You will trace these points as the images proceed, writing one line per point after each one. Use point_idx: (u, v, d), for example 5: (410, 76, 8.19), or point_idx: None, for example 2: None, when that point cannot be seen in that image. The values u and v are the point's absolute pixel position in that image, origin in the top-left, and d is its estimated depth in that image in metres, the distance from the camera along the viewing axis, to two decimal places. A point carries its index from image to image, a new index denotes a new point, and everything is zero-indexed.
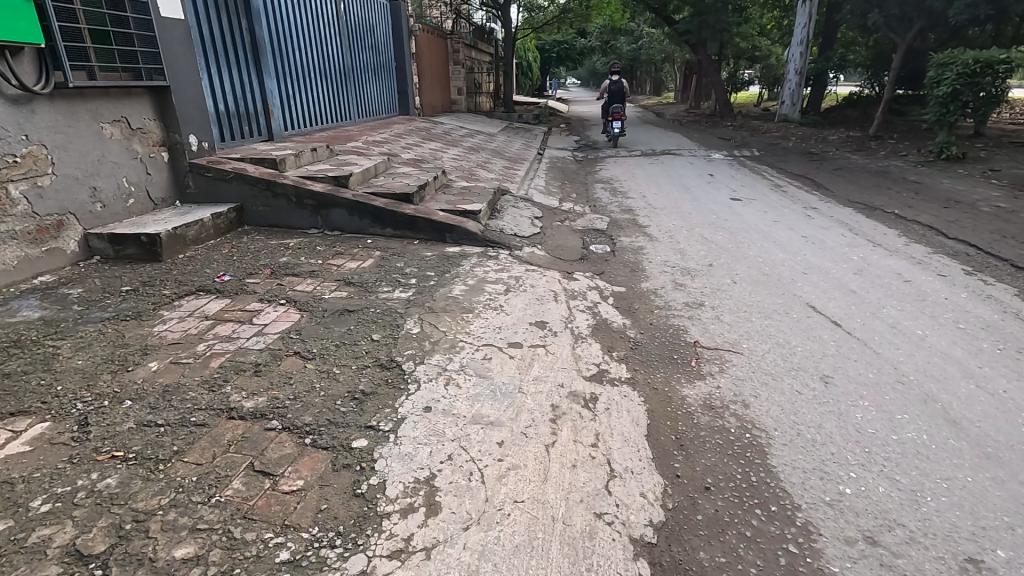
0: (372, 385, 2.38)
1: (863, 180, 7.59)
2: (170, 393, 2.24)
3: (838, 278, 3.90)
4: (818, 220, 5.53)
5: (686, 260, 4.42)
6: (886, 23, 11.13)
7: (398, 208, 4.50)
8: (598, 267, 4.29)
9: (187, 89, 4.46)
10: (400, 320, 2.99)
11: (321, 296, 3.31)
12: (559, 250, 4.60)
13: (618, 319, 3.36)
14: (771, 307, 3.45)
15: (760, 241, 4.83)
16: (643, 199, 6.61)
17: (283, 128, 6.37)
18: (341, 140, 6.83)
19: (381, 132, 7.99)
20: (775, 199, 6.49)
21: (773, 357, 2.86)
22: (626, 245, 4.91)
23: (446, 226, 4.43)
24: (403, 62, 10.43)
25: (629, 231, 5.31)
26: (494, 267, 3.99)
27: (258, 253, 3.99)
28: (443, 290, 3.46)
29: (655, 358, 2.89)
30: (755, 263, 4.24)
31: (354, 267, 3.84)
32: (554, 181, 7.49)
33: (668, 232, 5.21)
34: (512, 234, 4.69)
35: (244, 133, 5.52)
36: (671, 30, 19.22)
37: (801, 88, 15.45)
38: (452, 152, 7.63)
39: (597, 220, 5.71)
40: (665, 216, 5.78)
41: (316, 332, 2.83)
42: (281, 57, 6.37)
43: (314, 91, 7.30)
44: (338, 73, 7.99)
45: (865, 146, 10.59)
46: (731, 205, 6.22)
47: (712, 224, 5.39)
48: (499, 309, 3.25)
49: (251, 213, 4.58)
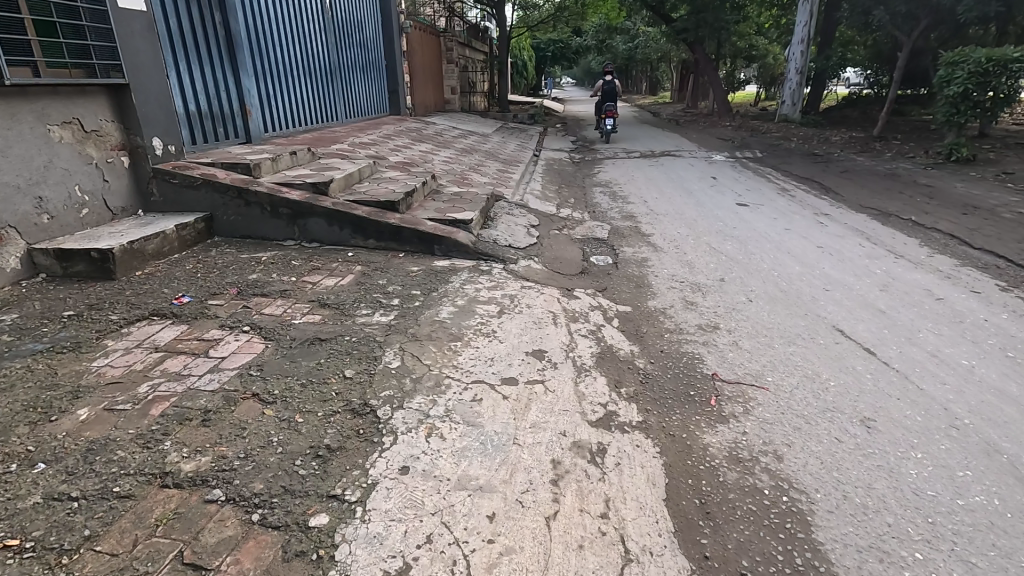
0: (340, 439, 2.01)
1: (873, 184, 7.27)
2: (93, 453, 1.86)
3: (863, 295, 3.56)
4: (832, 228, 5.19)
5: (696, 274, 4.07)
6: (891, 21, 10.83)
7: (382, 217, 4.13)
8: (600, 282, 3.94)
9: (150, 88, 4.07)
10: (379, 352, 2.63)
11: (291, 321, 2.94)
12: (557, 263, 4.22)
13: (625, 345, 3.01)
14: (794, 331, 3.10)
15: (774, 252, 4.49)
16: (645, 205, 6.26)
17: (263, 129, 5.99)
18: (326, 141, 6.45)
19: (369, 133, 7.61)
20: (784, 204, 6.15)
21: (802, 394, 2.51)
22: (629, 256, 4.56)
23: (434, 237, 4.06)
24: (393, 61, 10.05)
25: (631, 240, 4.96)
26: (486, 284, 3.63)
27: (225, 269, 3.61)
28: (429, 313, 3.10)
29: (668, 394, 2.54)
30: (771, 279, 3.90)
31: (332, 285, 3.47)
32: (551, 185, 7.14)
33: (674, 242, 4.86)
34: (506, 245, 4.33)
35: (219, 135, 5.14)
36: (668, 29, 18.89)
37: (801, 88, 15.16)
38: (444, 154, 7.25)
39: (597, 228, 5.35)
40: (669, 224, 5.43)
41: (281, 368, 2.46)
42: (260, 53, 5.99)
43: (298, 89, 6.91)
44: (324, 71, 7.61)
45: (870, 147, 10.29)
46: (738, 211, 5.88)
47: (721, 233, 5.04)
48: (490, 335, 2.89)
49: (221, 223, 4.19)
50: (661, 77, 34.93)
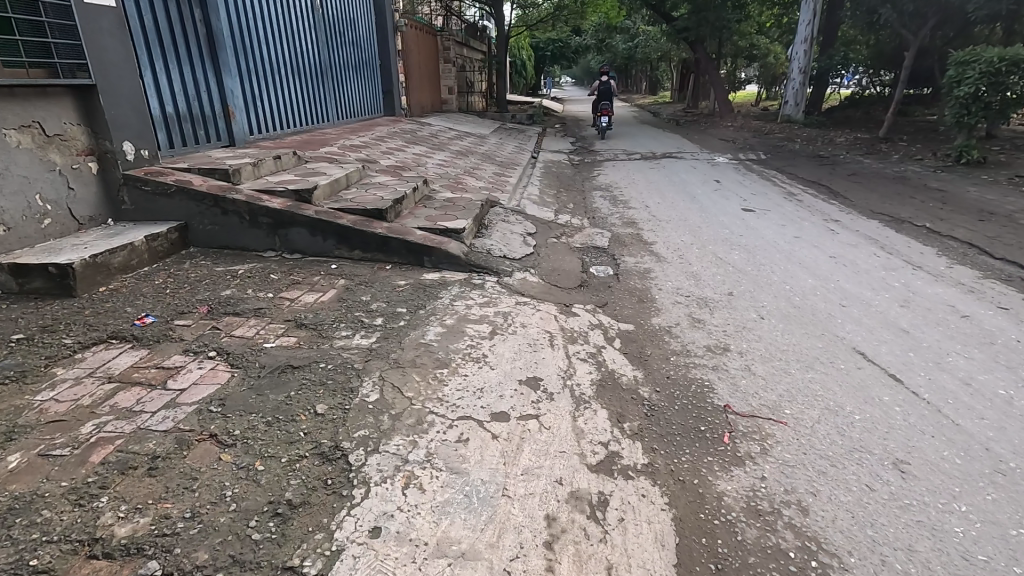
0: (304, 492, 1.76)
1: (883, 187, 7.03)
2: (14, 514, 1.61)
3: (882, 312, 3.31)
4: (843, 236, 4.95)
5: (702, 287, 3.82)
6: (897, 20, 10.57)
7: (368, 226, 3.89)
8: (600, 296, 3.69)
9: (122, 89, 3.82)
10: (356, 382, 2.38)
11: (262, 344, 2.69)
12: (555, 276, 3.96)
13: (627, 370, 2.76)
14: (811, 354, 2.85)
15: (783, 262, 4.24)
16: (647, 210, 6.01)
17: (248, 131, 5.74)
18: (315, 144, 6.20)
19: (361, 135, 7.35)
20: (792, 210, 5.91)
21: (826, 430, 2.26)
22: (631, 267, 4.31)
23: (423, 248, 3.82)
24: (387, 60, 9.80)
25: (633, 249, 4.71)
26: (478, 299, 3.39)
27: (197, 284, 3.35)
28: (414, 334, 2.85)
29: (675, 430, 2.29)
30: (782, 293, 3.65)
31: (312, 302, 3.22)
32: (549, 189, 6.88)
33: (677, 251, 4.61)
34: (501, 256, 4.08)
35: (199, 139, 4.90)
36: (668, 28, 18.64)
37: (804, 88, 14.91)
38: (438, 157, 7.00)
39: (597, 236, 5.11)
40: (673, 231, 5.19)
41: (245, 401, 2.20)
42: (246, 53, 5.75)
43: (287, 89, 6.67)
44: (315, 71, 7.37)
45: (876, 149, 10.05)
46: (745, 217, 5.63)
47: (727, 241, 4.79)
48: (481, 361, 2.64)
49: (197, 233, 3.94)
50: (661, 76, 34.68)
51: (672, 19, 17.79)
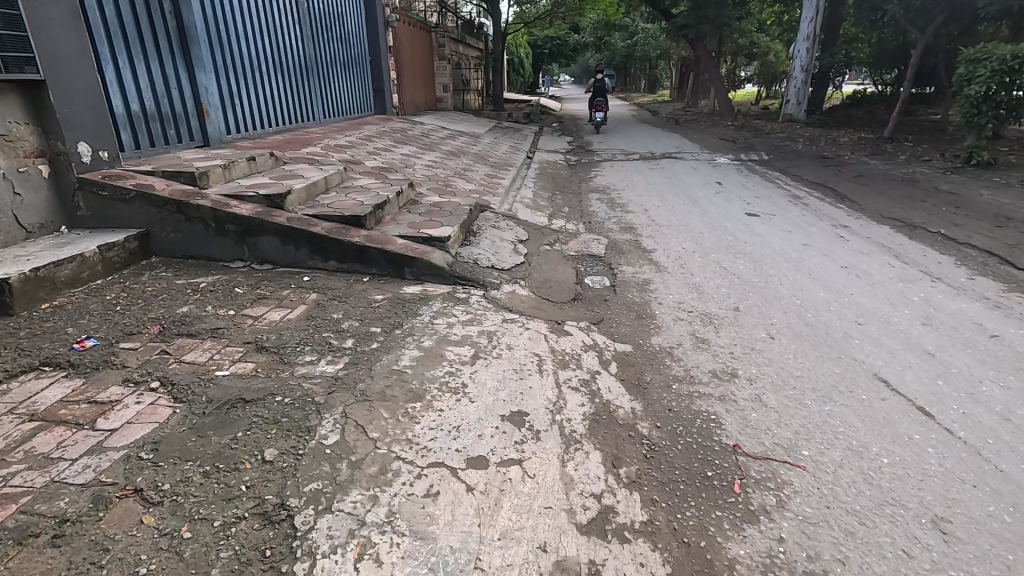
0: (235, 570, 1.47)
1: (891, 190, 6.75)
2: None
3: (903, 332, 3.03)
4: (854, 243, 4.66)
5: (705, 302, 3.54)
6: (904, 16, 10.27)
7: (344, 235, 3.59)
8: (595, 312, 3.40)
9: (78, 85, 3.51)
10: (314, 420, 2.08)
11: (214, 372, 2.39)
12: (546, 288, 3.66)
13: (624, 400, 2.47)
14: (828, 381, 2.57)
15: (792, 272, 3.96)
16: (646, 214, 5.73)
17: (225, 130, 5.44)
18: (296, 144, 5.90)
19: (348, 134, 7.05)
20: (798, 215, 5.63)
21: (850, 477, 1.97)
22: (629, 278, 4.03)
23: (404, 259, 3.53)
24: (378, 58, 9.50)
25: (631, 258, 4.42)
26: (462, 316, 3.09)
27: (152, 300, 3.05)
28: (387, 360, 2.56)
29: (678, 476, 2.01)
30: (793, 309, 3.36)
31: (277, 320, 2.93)
32: (544, 192, 6.59)
33: (679, 260, 4.33)
34: (489, 266, 3.79)
35: (169, 139, 4.60)
36: (668, 25, 18.33)
37: (806, 86, 14.63)
38: (428, 158, 6.70)
39: (593, 242, 4.82)
40: (674, 237, 4.90)
41: (182, 445, 1.91)
42: (224, 48, 5.46)
43: (269, 86, 6.36)
44: (300, 67, 7.06)
45: (881, 149, 9.77)
46: (749, 222, 5.34)
47: (731, 249, 4.51)
48: (459, 392, 2.35)
49: (159, 242, 3.64)
50: (660, 75, 34.37)
51: (672, 16, 17.47)
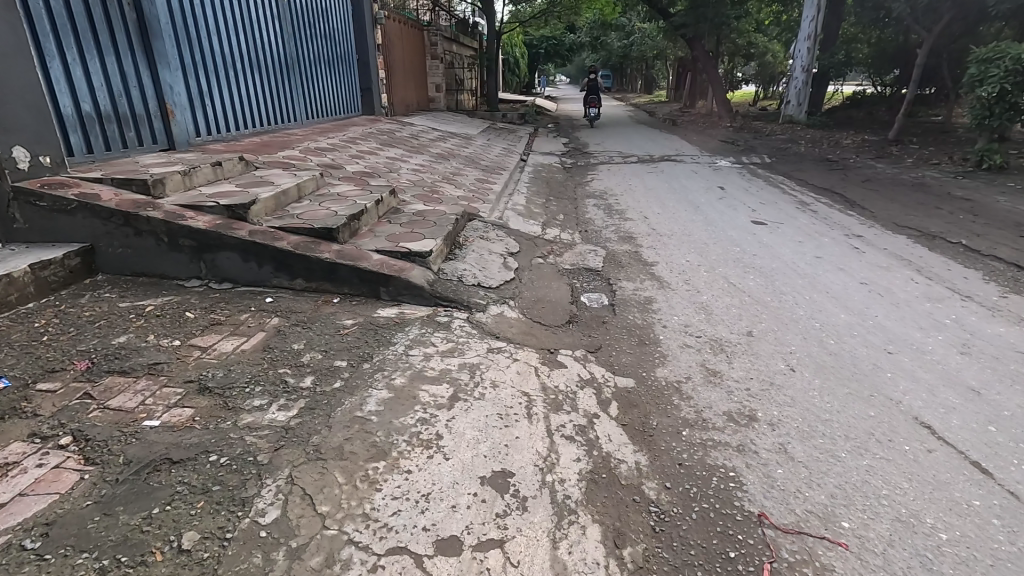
0: None
1: (903, 196, 6.43)
2: None
3: (942, 363, 2.68)
4: (871, 256, 4.32)
5: (714, 325, 3.18)
6: (910, 15, 9.96)
7: (312, 251, 3.22)
8: (592, 336, 3.05)
9: (16, 81, 3.12)
10: (251, 490, 1.71)
11: (142, 422, 2.02)
12: (538, 309, 3.30)
13: (627, 451, 2.11)
14: (862, 427, 2.22)
15: (807, 290, 3.62)
16: (646, 223, 5.37)
17: (194, 133, 5.06)
18: (273, 147, 5.52)
19: (331, 136, 6.67)
20: (807, 223, 5.28)
21: (904, 562, 1.62)
22: (629, 295, 3.68)
23: (380, 278, 3.16)
24: (366, 56, 9.12)
25: (631, 272, 4.08)
26: (442, 346, 2.73)
27: (87, 327, 2.67)
28: (351, 403, 2.20)
29: (694, 557, 1.65)
30: (812, 335, 3.02)
31: (228, 353, 2.55)
32: (537, 197, 6.22)
33: (683, 275, 3.98)
34: (475, 284, 3.42)
35: (127, 142, 4.22)
36: (665, 24, 17.99)
37: (807, 87, 14.34)
38: (414, 162, 6.32)
39: (589, 254, 4.47)
40: (676, 249, 4.55)
41: (80, 529, 1.53)
42: (193, 44, 5.08)
43: (245, 85, 5.97)
44: (280, 64, 6.67)
45: (887, 152, 9.45)
46: (756, 232, 5.00)
47: (739, 263, 4.16)
48: (431, 447, 1.98)
49: (106, 257, 3.26)
50: (657, 75, 34.07)
51: (670, 15, 17.15)
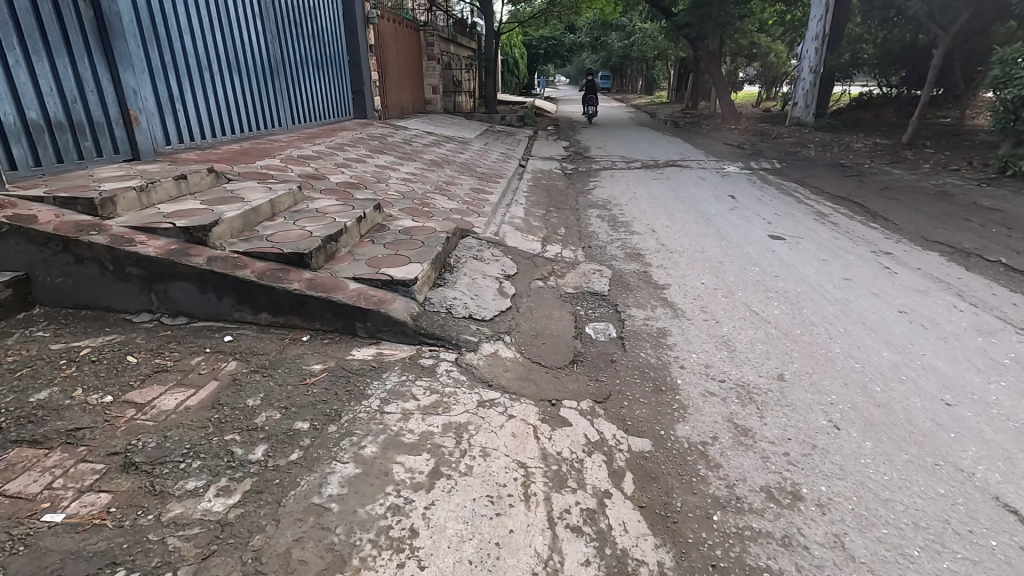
0: None
1: (927, 206, 6.03)
2: None
3: (1014, 420, 2.27)
4: (905, 277, 3.92)
5: (738, 367, 2.78)
6: (925, 15, 9.55)
7: (279, 281, 2.81)
8: (600, 381, 2.65)
9: None
10: None
11: (41, 516, 1.61)
12: (536, 347, 2.89)
13: (648, 548, 1.71)
14: (933, 513, 1.82)
15: (840, 321, 3.22)
16: (655, 237, 4.97)
17: (163, 140, 4.66)
18: (251, 155, 5.12)
19: (317, 143, 6.27)
20: (829, 238, 4.88)
21: None
22: (639, 326, 3.28)
23: (356, 312, 2.76)
24: (357, 57, 8.72)
25: (640, 297, 3.69)
26: (425, 399, 2.32)
27: (5, 378, 2.27)
28: (307, 485, 1.79)
29: None
30: (852, 379, 2.62)
31: (169, 411, 2.14)
32: (536, 208, 5.82)
33: (699, 301, 3.59)
34: (465, 316, 3.01)
35: (82, 152, 3.82)
36: (667, 24, 17.58)
37: (815, 88, 13.95)
38: (405, 170, 5.92)
39: (594, 274, 4.07)
40: (689, 269, 4.15)
41: None
42: (163, 45, 4.68)
43: (223, 88, 5.57)
44: (263, 65, 6.26)
45: (901, 157, 9.05)
46: (774, 248, 4.60)
47: (760, 286, 3.76)
48: (404, 551, 1.58)
49: (44, 288, 2.85)
50: (657, 75, 33.70)
51: (672, 15, 16.75)
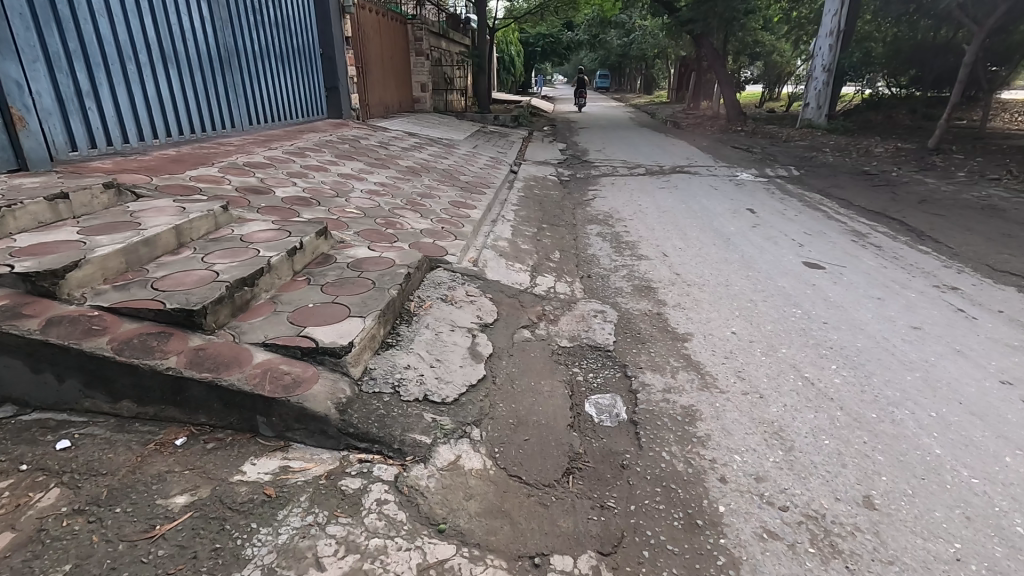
0: None
1: (980, 224, 5.22)
2: None
3: None
4: (989, 326, 3.09)
5: (802, 482, 1.95)
6: (957, 8, 8.72)
7: (146, 355, 1.96)
8: (607, 509, 1.82)
9: None
10: None
11: None
12: (515, 448, 2.05)
13: None
14: None
15: (929, 399, 2.39)
16: (667, 265, 4.14)
17: (64, 145, 3.79)
18: (183, 163, 4.27)
19: (273, 147, 5.41)
20: (876, 266, 4.06)
21: None
22: (657, 402, 2.45)
23: (256, 404, 1.92)
24: (331, 50, 7.85)
25: (655, 354, 2.86)
26: (336, 567, 1.48)
27: None
28: None
29: None
30: (976, 512, 1.78)
31: None
32: (527, 225, 4.99)
33: (732, 362, 2.76)
34: (418, 398, 2.17)
35: None
36: (669, 20, 16.78)
37: (827, 87, 13.15)
38: (374, 180, 5.07)
39: (595, 318, 3.25)
40: (713, 312, 3.32)
41: None
42: (67, 27, 3.80)
43: (156, 81, 4.68)
44: (211, 56, 5.37)
45: (929, 164, 8.26)
46: (814, 280, 3.78)
47: (809, 340, 2.94)
48: None
49: None
50: (657, 74, 32.93)
51: (675, 11, 15.91)
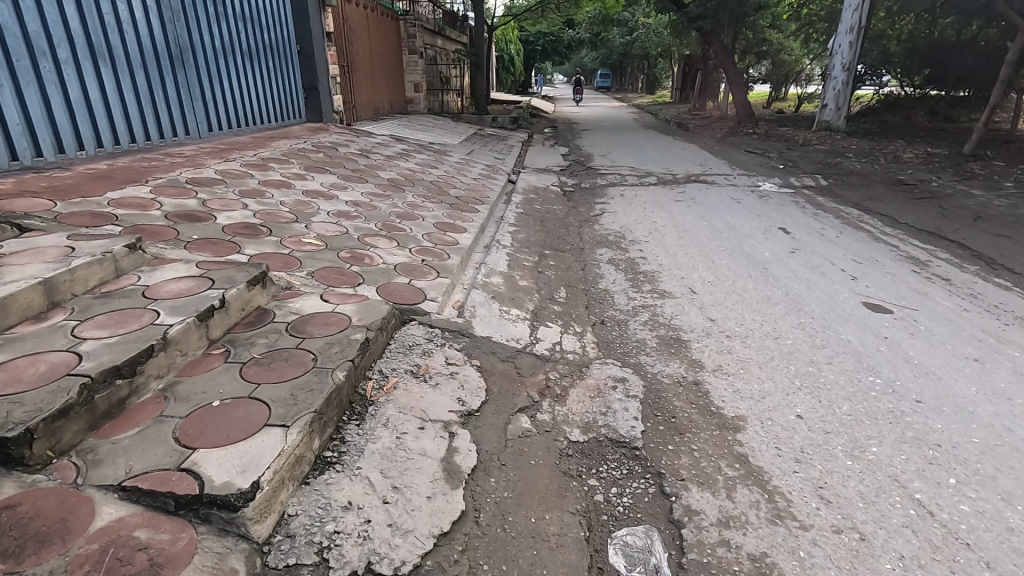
0: None
1: None
2: None
3: None
4: None
5: None
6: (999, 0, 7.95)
7: None
8: None
9: None
10: None
11: None
12: None
13: None
14: None
15: None
16: (697, 306, 3.39)
17: None
18: (109, 181, 3.51)
19: (231, 157, 4.64)
20: (957, 310, 3.30)
21: None
22: (716, 548, 1.68)
23: None
24: (309, 47, 7.08)
25: (699, 453, 2.10)
26: None
27: None
28: None
29: None
30: None
31: None
32: (526, 252, 4.23)
33: (809, 470, 1.99)
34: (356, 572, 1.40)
35: None
36: (676, 17, 16.01)
37: (846, 87, 12.37)
38: (347, 198, 4.31)
39: (614, 391, 2.49)
40: (767, 382, 2.56)
41: None
42: None
43: (82, 80, 3.90)
44: (156, 51, 4.59)
45: (970, 172, 7.48)
46: (885, 331, 3.02)
47: (908, 432, 2.17)
48: None
49: None
50: (660, 73, 32.17)
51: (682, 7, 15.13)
